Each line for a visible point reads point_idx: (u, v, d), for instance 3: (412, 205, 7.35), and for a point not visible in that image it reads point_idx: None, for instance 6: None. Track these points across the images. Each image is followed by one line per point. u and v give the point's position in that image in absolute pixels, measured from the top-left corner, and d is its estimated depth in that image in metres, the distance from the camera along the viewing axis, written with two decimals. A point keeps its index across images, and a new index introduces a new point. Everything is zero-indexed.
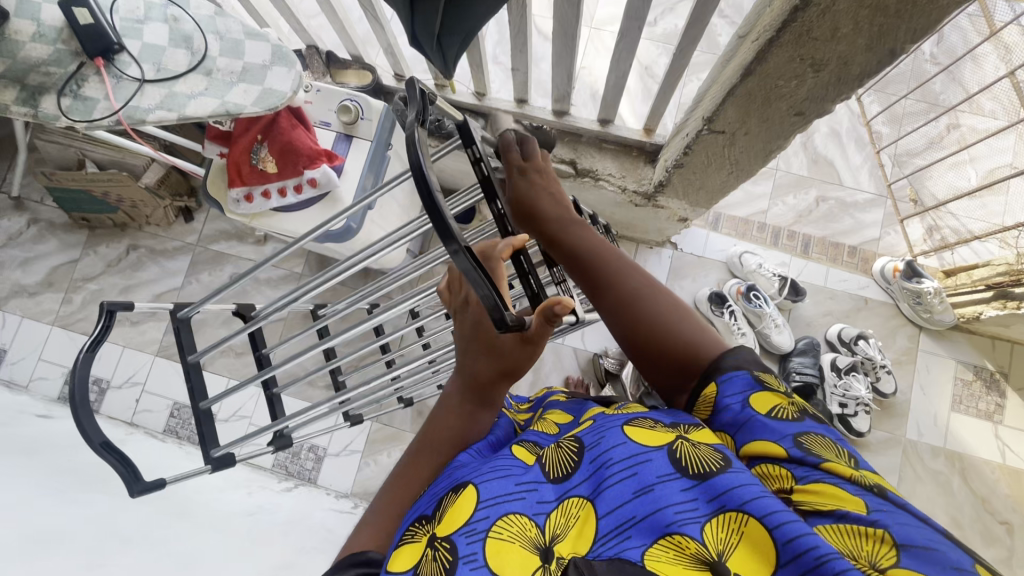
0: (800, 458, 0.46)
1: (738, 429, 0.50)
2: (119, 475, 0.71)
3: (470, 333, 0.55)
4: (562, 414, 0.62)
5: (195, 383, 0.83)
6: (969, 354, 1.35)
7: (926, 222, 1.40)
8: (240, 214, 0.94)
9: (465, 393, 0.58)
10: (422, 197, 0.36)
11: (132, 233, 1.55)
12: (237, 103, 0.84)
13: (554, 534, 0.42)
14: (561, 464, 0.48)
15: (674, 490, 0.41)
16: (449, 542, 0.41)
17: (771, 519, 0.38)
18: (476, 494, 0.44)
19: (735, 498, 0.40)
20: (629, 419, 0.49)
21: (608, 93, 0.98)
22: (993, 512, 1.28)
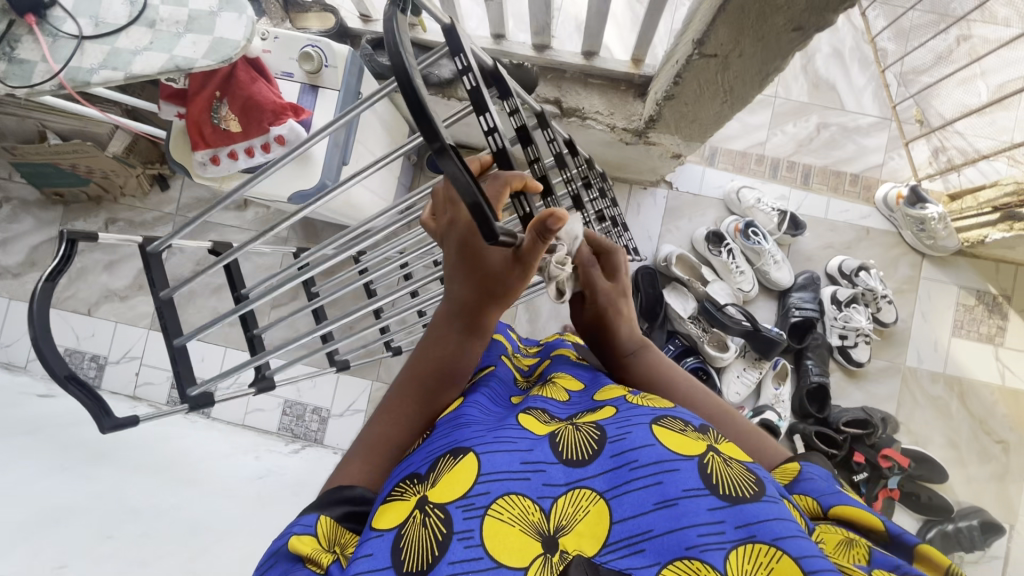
0: (895, 540, 0.42)
1: (824, 489, 0.45)
2: (88, 409, 0.69)
3: (463, 254, 0.52)
4: (572, 379, 0.61)
5: (167, 320, 0.81)
6: (972, 278, 1.33)
7: (931, 143, 1.33)
8: (209, 177, 0.90)
9: (455, 317, 0.56)
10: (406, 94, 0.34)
11: (108, 207, 1.49)
12: (187, 56, 0.76)
13: (559, 524, 0.40)
14: (578, 447, 0.44)
15: (700, 508, 0.39)
16: (444, 513, 0.39)
17: (808, 562, 0.35)
18: (477, 466, 0.42)
19: (768, 531, 0.37)
20: (658, 415, 0.46)
21: (592, 21, 0.90)
22: (990, 432, 1.30)
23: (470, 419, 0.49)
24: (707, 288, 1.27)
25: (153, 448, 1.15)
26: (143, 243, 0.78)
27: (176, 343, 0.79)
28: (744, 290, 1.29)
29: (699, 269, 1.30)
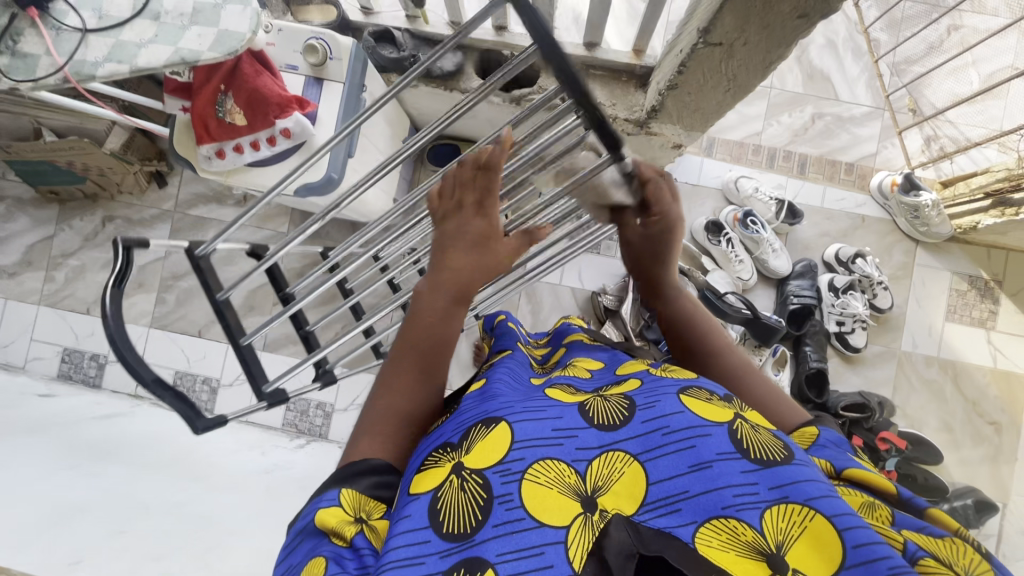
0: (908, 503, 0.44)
1: (836, 456, 0.47)
2: (179, 411, 0.69)
3: (461, 234, 0.55)
4: (593, 360, 0.62)
5: (230, 323, 0.81)
6: (964, 264, 1.35)
7: (924, 132, 1.35)
8: (215, 171, 0.90)
9: (439, 293, 0.56)
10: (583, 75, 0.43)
11: (105, 204, 1.48)
12: (192, 49, 0.76)
13: (596, 485, 0.41)
14: (608, 414, 0.46)
15: (734, 470, 0.40)
16: (483, 478, 0.41)
17: (841, 520, 0.37)
18: (511, 434, 0.43)
19: (801, 492, 0.39)
20: (684, 386, 0.47)
21: (594, 13, 0.91)
22: (983, 414, 1.33)
23: (498, 391, 0.50)
24: (707, 277, 1.28)
25: (159, 446, 1.15)
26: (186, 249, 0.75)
27: (242, 343, 0.81)
28: (743, 279, 1.31)
29: (698, 259, 1.32)
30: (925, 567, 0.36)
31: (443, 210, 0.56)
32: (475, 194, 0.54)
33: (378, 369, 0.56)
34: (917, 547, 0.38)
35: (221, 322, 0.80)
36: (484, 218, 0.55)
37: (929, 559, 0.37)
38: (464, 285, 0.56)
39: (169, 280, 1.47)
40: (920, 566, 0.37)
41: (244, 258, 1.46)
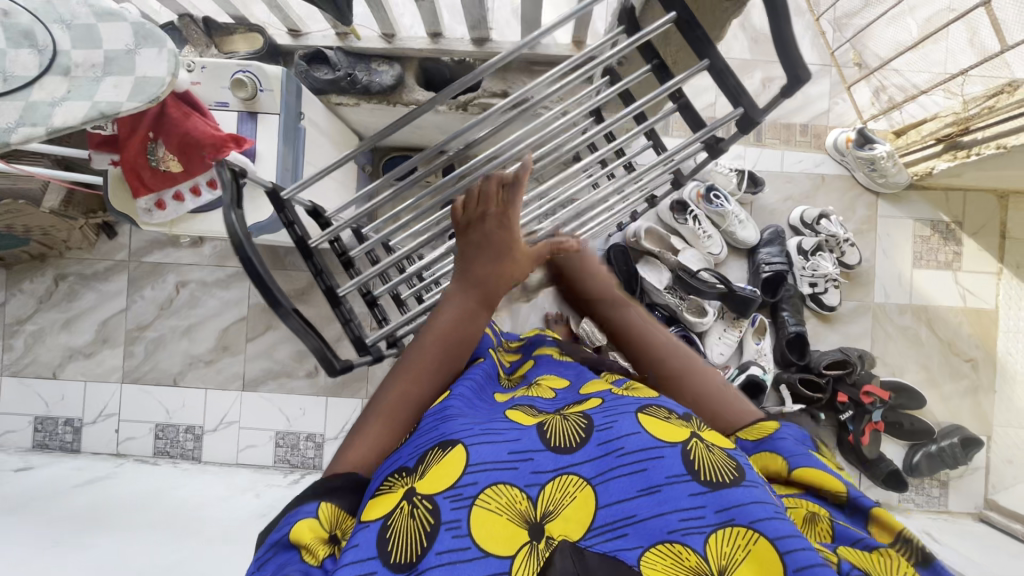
0: (854, 504, 0.44)
1: (794, 452, 0.47)
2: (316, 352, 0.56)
3: (488, 240, 0.55)
4: (558, 379, 0.61)
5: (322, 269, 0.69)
6: (925, 209, 1.37)
7: (872, 84, 1.36)
8: (157, 223, 0.87)
9: (469, 294, 0.56)
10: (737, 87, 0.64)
11: (54, 262, 1.42)
12: (110, 101, 0.67)
13: (546, 510, 0.41)
14: (565, 435, 0.45)
15: (682, 494, 0.40)
16: (433, 504, 0.40)
17: (782, 543, 0.36)
18: (466, 458, 0.42)
19: (745, 514, 0.38)
20: (644, 404, 0.47)
21: (527, 9, 0.88)
22: (959, 352, 1.36)
23: (457, 410, 0.49)
24: (680, 257, 1.27)
25: (148, 505, 1.12)
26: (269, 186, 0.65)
27: (342, 294, 0.69)
28: (714, 254, 1.31)
29: (668, 240, 1.29)
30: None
31: (468, 219, 0.56)
32: (501, 203, 0.55)
33: (397, 357, 0.56)
34: (852, 566, 0.38)
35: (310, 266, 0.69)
36: (510, 229, 0.55)
37: None
38: (487, 292, 0.55)
39: (135, 332, 1.42)
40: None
41: (209, 299, 1.42)
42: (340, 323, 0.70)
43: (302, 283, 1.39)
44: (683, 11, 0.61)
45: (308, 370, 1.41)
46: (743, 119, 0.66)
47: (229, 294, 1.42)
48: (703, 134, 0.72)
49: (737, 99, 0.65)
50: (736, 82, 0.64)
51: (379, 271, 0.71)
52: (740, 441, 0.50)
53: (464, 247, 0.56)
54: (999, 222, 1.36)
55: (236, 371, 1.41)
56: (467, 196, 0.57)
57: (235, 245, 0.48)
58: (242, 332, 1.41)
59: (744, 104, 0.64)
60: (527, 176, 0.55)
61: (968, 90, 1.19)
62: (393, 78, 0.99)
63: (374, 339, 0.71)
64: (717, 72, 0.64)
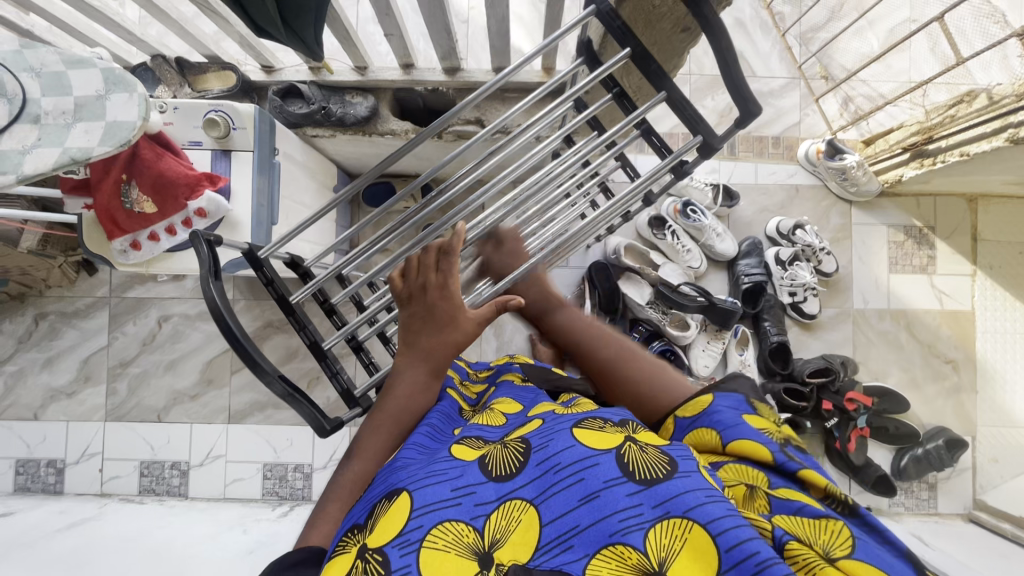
0: (782, 467, 0.46)
1: (729, 422, 0.50)
2: (309, 419, 0.56)
3: (429, 313, 0.58)
4: (512, 404, 0.64)
5: (305, 324, 0.66)
6: (898, 216, 1.40)
7: (839, 95, 1.40)
8: (133, 263, 0.87)
9: (416, 364, 0.59)
10: (692, 117, 0.62)
11: (34, 301, 1.40)
12: (82, 147, 0.68)
13: (494, 538, 0.43)
14: (505, 463, 0.49)
15: (619, 495, 0.43)
16: (381, 554, 0.41)
17: (714, 526, 0.39)
18: (410, 503, 0.45)
19: (680, 505, 0.41)
20: (579, 420, 0.52)
21: (496, 39, 0.90)
22: (940, 355, 1.38)
23: (408, 458, 0.51)
24: (660, 272, 1.29)
25: (132, 547, 1.09)
26: (247, 247, 0.64)
27: (326, 348, 0.66)
28: (694, 267, 1.32)
29: (648, 256, 1.31)
30: (789, 550, 0.39)
31: (410, 291, 0.59)
32: (439, 275, 0.58)
33: (356, 432, 0.58)
34: (784, 532, 0.40)
35: (291, 322, 0.66)
36: (450, 298, 0.58)
37: (793, 542, 0.39)
38: (434, 360, 0.59)
39: (117, 368, 1.41)
40: (786, 550, 0.39)
41: (192, 332, 1.41)
42: (327, 377, 0.67)
43: None
44: (637, 47, 0.59)
45: None
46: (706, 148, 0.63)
47: (212, 326, 1.41)
48: (669, 162, 0.67)
49: (695, 126, 0.62)
50: (693, 109, 0.61)
51: (365, 320, 0.68)
52: (679, 419, 0.55)
53: (407, 320, 0.59)
54: (970, 225, 1.39)
55: (221, 404, 1.40)
56: (407, 265, 0.59)
57: (216, 319, 0.49)
58: (227, 364, 1.40)
59: (702, 131, 0.62)
60: (460, 243, 0.57)
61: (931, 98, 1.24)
62: (367, 109, 1.00)
63: (363, 389, 0.68)
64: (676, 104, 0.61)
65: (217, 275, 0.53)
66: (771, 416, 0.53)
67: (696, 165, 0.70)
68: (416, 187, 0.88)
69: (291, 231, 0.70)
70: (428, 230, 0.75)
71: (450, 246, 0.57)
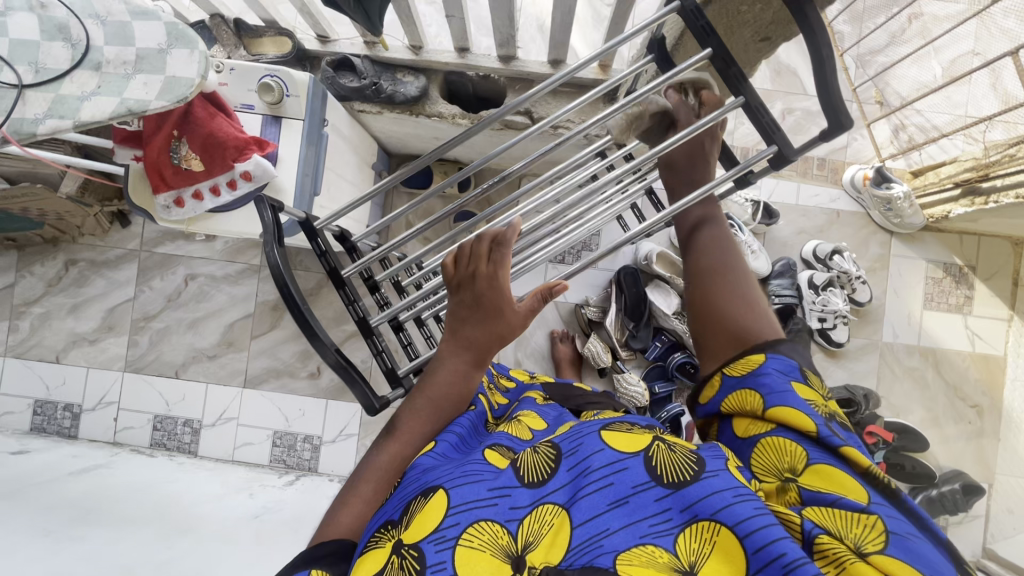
0: (824, 441, 0.46)
1: (776, 392, 0.49)
2: (356, 392, 0.57)
3: (477, 302, 0.57)
4: (537, 418, 0.64)
5: (353, 298, 0.66)
6: (939, 252, 1.36)
7: (892, 122, 1.36)
8: (176, 220, 0.87)
9: (459, 352, 0.59)
10: (768, 123, 0.59)
11: (66, 247, 1.42)
12: (140, 99, 0.68)
13: (527, 541, 0.43)
14: (536, 468, 0.48)
15: (649, 500, 0.43)
16: (418, 550, 0.42)
17: (742, 528, 0.40)
18: (448, 500, 0.45)
19: (708, 507, 0.41)
20: (607, 423, 0.51)
21: (556, 31, 0.89)
22: (965, 398, 1.35)
23: (437, 461, 0.52)
24: None
25: (140, 499, 1.10)
26: (303, 218, 0.65)
27: (373, 324, 0.66)
28: None
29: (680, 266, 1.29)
30: (819, 544, 0.41)
31: (459, 279, 0.58)
32: (489, 266, 0.57)
33: (391, 416, 0.58)
34: (814, 525, 0.42)
35: (341, 295, 0.66)
36: (499, 290, 0.57)
37: (822, 536, 0.41)
38: (477, 350, 0.59)
39: (140, 322, 1.42)
40: (815, 544, 0.41)
41: (216, 293, 1.42)
42: (372, 354, 0.67)
43: (311, 284, 1.40)
44: (718, 46, 0.57)
45: (309, 371, 1.41)
46: (778, 161, 0.61)
47: (236, 290, 1.42)
48: (735, 173, 0.64)
49: (771, 136, 0.60)
50: (768, 114, 0.59)
51: (410, 302, 0.68)
52: (726, 377, 0.54)
53: (454, 307, 0.59)
54: (1012, 269, 1.36)
55: (238, 367, 1.41)
56: (459, 252, 0.59)
57: (278, 284, 0.50)
58: (247, 329, 1.42)
59: (778, 140, 0.59)
60: (515, 236, 0.57)
61: (989, 136, 1.20)
62: (418, 88, 0.99)
63: (405, 370, 0.68)
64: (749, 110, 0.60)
65: (279, 241, 0.54)
66: (821, 387, 0.52)
67: (762, 176, 0.67)
68: (454, 180, 0.86)
69: (344, 208, 0.70)
70: (465, 222, 0.75)
71: (504, 237, 0.57)
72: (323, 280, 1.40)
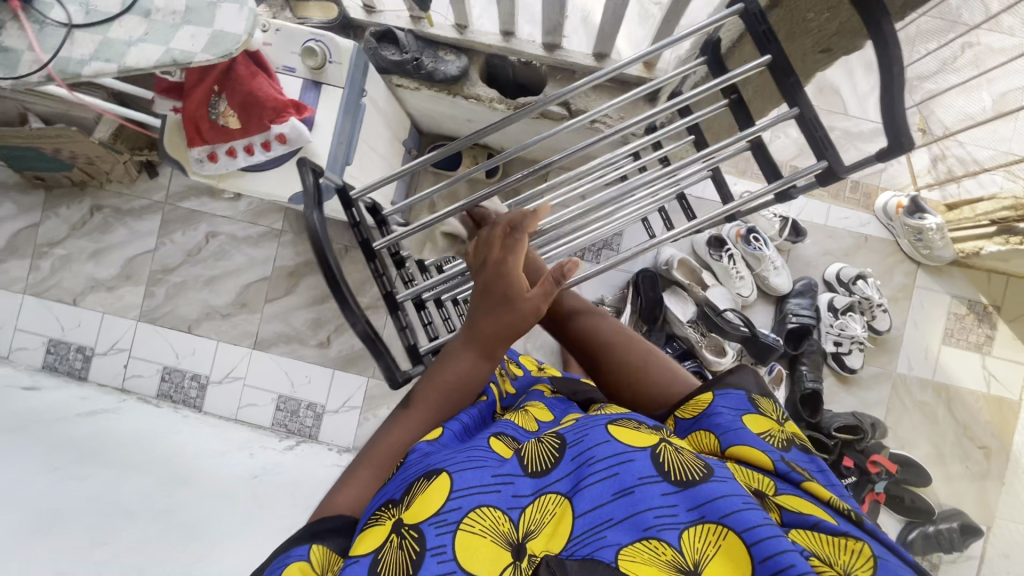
0: (786, 476, 0.45)
1: (729, 428, 0.49)
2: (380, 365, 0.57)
3: (490, 289, 0.59)
4: (544, 411, 0.64)
5: (383, 273, 0.67)
6: (965, 288, 1.34)
7: (932, 151, 1.33)
8: (207, 175, 0.87)
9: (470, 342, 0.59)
10: (821, 136, 0.59)
11: (93, 192, 1.44)
12: (185, 50, 0.69)
13: (528, 529, 0.43)
14: (541, 459, 0.49)
15: (654, 494, 0.42)
16: (418, 531, 0.42)
17: (751, 534, 0.39)
18: (450, 483, 0.45)
19: (716, 510, 0.41)
20: (614, 419, 0.51)
21: (605, 25, 0.87)
22: (974, 438, 1.33)
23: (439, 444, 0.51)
24: (708, 291, 1.26)
25: (143, 446, 1.12)
26: (341, 186, 0.65)
27: (399, 299, 0.67)
28: (743, 296, 1.29)
29: (699, 273, 1.28)
30: (808, 568, 0.38)
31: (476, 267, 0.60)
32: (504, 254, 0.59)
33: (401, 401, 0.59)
34: (804, 547, 0.39)
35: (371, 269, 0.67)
36: (512, 279, 0.58)
37: (814, 558, 0.38)
38: (488, 341, 0.59)
39: (158, 274, 1.43)
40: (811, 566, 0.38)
41: (235, 253, 1.43)
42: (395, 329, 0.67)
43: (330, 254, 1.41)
44: (778, 54, 0.57)
45: (319, 340, 1.42)
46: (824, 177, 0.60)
47: (255, 252, 1.43)
48: (776, 187, 0.64)
49: (823, 151, 0.59)
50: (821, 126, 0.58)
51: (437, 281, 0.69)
52: (680, 421, 0.54)
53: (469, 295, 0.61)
54: None
55: (249, 329, 1.42)
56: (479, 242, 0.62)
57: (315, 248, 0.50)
58: (262, 292, 1.42)
59: (829, 156, 0.58)
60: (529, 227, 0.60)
61: None
62: (458, 68, 0.99)
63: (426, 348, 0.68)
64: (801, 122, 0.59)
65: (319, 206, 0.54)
66: (774, 415, 0.52)
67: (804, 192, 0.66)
68: (485, 167, 0.85)
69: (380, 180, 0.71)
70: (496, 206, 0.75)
71: (523, 225, 0.61)
72: (341, 251, 1.41)
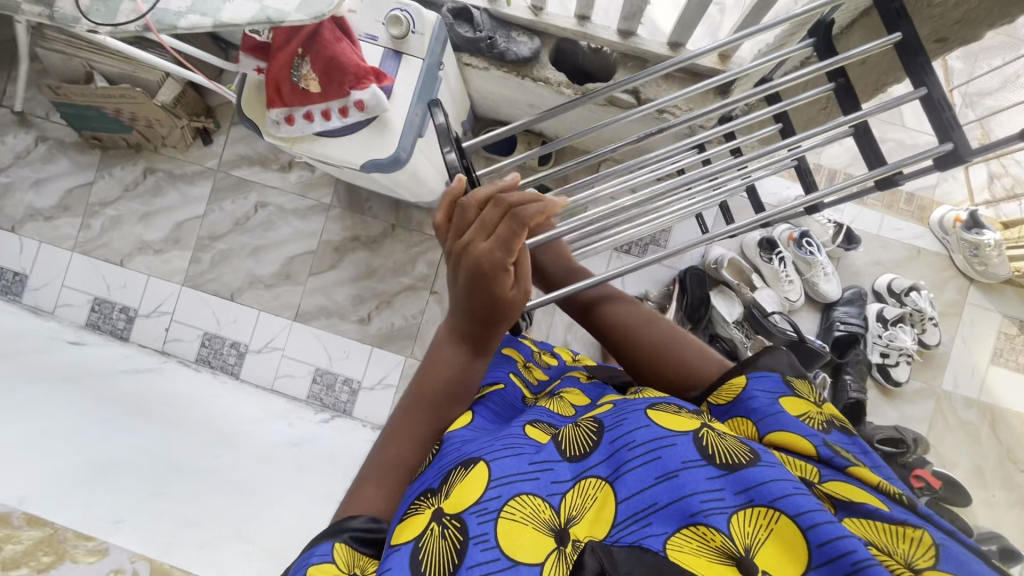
0: (830, 460, 0.42)
1: (764, 414, 0.46)
2: None
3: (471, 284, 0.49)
4: (579, 396, 0.63)
5: None
6: (1017, 308, 1.32)
7: (990, 168, 1.32)
8: (280, 137, 0.87)
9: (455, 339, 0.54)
10: (947, 117, 0.55)
11: (147, 155, 1.45)
12: (278, 9, 0.70)
13: (569, 514, 0.41)
14: (578, 442, 0.46)
15: (699, 478, 0.39)
16: (461, 521, 0.41)
17: (806, 519, 0.35)
18: (488, 473, 0.43)
19: (766, 494, 0.37)
20: (653, 402, 0.47)
21: (686, 14, 0.87)
22: (1017, 462, 1.31)
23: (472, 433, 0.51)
24: (755, 294, 1.25)
25: (187, 407, 1.13)
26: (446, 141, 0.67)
27: None
28: (791, 300, 1.28)
29: (749, 275, 1.27)
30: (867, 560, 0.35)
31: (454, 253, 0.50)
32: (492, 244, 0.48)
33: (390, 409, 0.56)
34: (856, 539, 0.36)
35: None
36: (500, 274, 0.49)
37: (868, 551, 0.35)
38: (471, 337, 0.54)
39: (205, 240, 1.45)
40: None
41: (281, 225, 1.44)
42: None
43: (376, 231, 1.42)
44: (909, 33, 0.56)
45: (359, 317, 1.42)
46: (945, 162, 0.56)
47: (302, 225, 1.44)
48: (882, 173, 0.59)
49: (946, 134, 0.55)
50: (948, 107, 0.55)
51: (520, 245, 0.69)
52: (713, 408, 0.51)
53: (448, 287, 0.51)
54: None
55: (291, 301, 1.43)
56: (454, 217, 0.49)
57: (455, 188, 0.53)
58: (307, 265, 1.44)
59: (955, 139, 0.54)
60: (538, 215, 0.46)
61: None
62: (530, 50, 0.98)
63: None
64: (925, 102, 0.56)
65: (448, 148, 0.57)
66: (810, 395, 0.48)
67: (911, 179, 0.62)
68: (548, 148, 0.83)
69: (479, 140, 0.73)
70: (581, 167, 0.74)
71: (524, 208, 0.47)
72: (388, 229, 1.42)
